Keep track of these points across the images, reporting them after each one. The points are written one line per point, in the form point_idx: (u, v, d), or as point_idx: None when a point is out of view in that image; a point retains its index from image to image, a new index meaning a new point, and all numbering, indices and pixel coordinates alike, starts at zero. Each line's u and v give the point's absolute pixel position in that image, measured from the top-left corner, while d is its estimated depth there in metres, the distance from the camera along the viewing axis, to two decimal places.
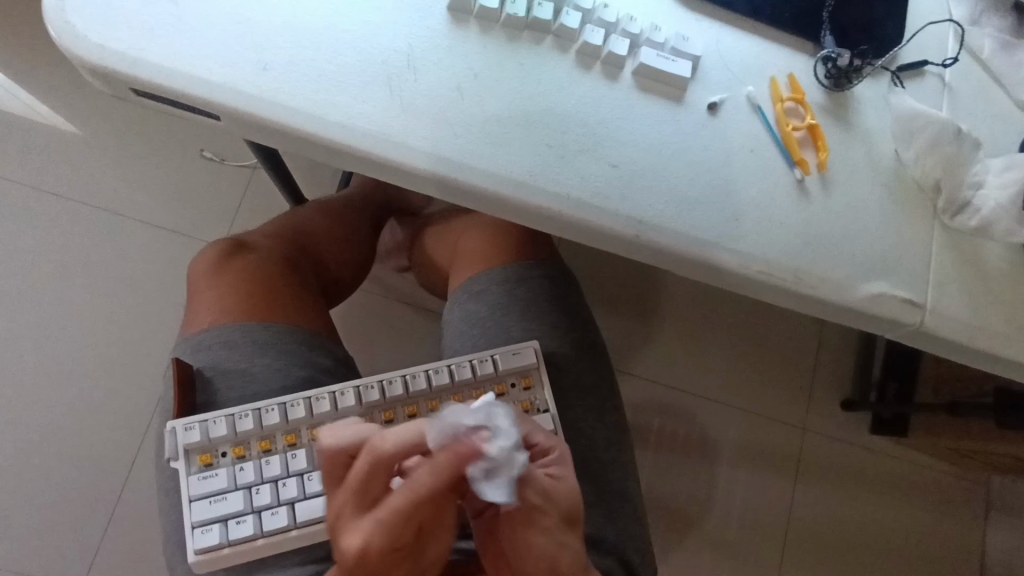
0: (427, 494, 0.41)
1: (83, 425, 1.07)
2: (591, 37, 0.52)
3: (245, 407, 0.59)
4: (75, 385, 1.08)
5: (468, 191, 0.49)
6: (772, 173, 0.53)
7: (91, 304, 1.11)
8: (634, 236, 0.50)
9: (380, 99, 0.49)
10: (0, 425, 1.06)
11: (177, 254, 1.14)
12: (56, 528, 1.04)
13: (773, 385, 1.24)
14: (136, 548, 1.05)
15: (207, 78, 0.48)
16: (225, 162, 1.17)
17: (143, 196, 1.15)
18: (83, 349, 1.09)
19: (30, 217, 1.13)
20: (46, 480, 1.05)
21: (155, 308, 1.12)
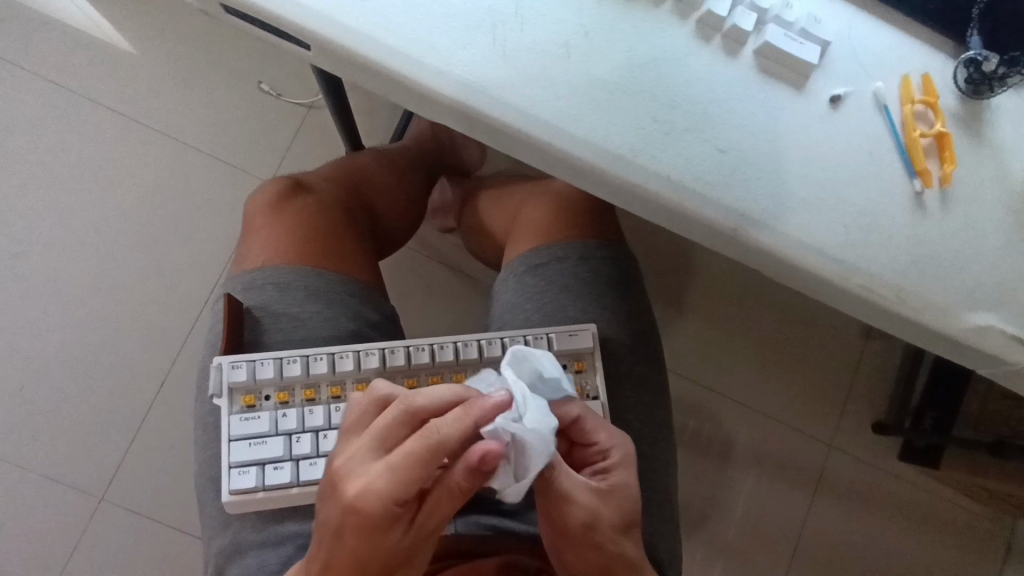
0: (440, 444, 0.40)
1: (118, 344, 1.08)
2: (716, 6, 0.47)
3: (293, 352, 0.58)
4: (111, 303, 1.08)
5: (562, 160, 0.46)
6: (889, 181, 0.49)
7: (138, 225, 1.10)
8: (732, 230, 0.47)
9: (481, 48, 0.46)
10: (39, 333, 1.07)
11: (224, 185, 1.12)
12: (84, 439, 1.06)
13: (811, 399, 1.20)
14: (158, 468, 1.06)
15: (303, 4, 0.45)
16: (281, 98, 1.15)
17: (196, 122, 1.13)
18: (126, 268, 1.09)
19: (87, 129, 1.12)
20: (76, 392, 1.06)
21: (199, 237, 1.11)
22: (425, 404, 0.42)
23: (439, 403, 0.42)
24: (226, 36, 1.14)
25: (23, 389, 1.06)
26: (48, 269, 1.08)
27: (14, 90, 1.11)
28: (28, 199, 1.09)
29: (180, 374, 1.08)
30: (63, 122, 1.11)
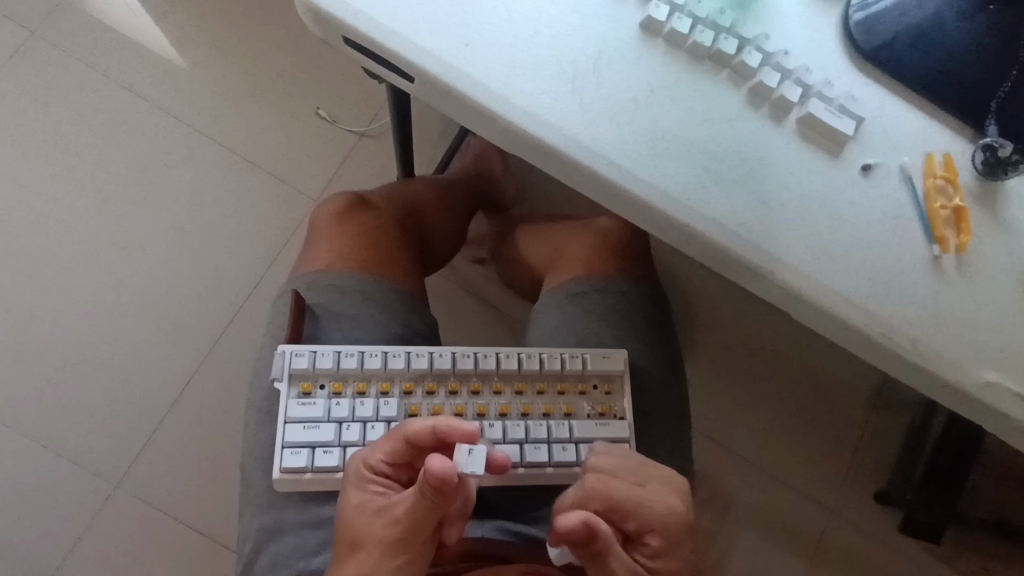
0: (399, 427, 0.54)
1: (160, 337, 1.13)
2: (767, 79, 0.54)
3: (351, 347, 0.63)
4: (154, 297, 1.15)
5: (622, 195, 0.52)
6: (910, 244, 0.54)
7: (194, 229, 1.18)
8: (768, 272, 0.52)
9: (562, 94, 0.52)
10: (83, 317, 1.13)
11: (274, 197, 1.20)
12: (116, 425, 1.10)
13: (816, 460, 1.23)
14: (181, 463, 1.09)
15: (414, 43, 0.52)
16: (336, 124, 1.24)
17: (255, 137, 1.22)
18: (177, 266, 1.16)
19: (159, 136, 1.20)
20: (109, 376, 1.11)
21: (250, 245, 1.18)
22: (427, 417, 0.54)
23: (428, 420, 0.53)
24: (296, 66, 1.25)
25: (62, 370, 1.11)
26: (99, 258, 1.15)
27: (89, 94, 1.20)
28: (96, 195, 1.17)
29: (209, 370, 1.13)
30: (139, 128, 1.20)
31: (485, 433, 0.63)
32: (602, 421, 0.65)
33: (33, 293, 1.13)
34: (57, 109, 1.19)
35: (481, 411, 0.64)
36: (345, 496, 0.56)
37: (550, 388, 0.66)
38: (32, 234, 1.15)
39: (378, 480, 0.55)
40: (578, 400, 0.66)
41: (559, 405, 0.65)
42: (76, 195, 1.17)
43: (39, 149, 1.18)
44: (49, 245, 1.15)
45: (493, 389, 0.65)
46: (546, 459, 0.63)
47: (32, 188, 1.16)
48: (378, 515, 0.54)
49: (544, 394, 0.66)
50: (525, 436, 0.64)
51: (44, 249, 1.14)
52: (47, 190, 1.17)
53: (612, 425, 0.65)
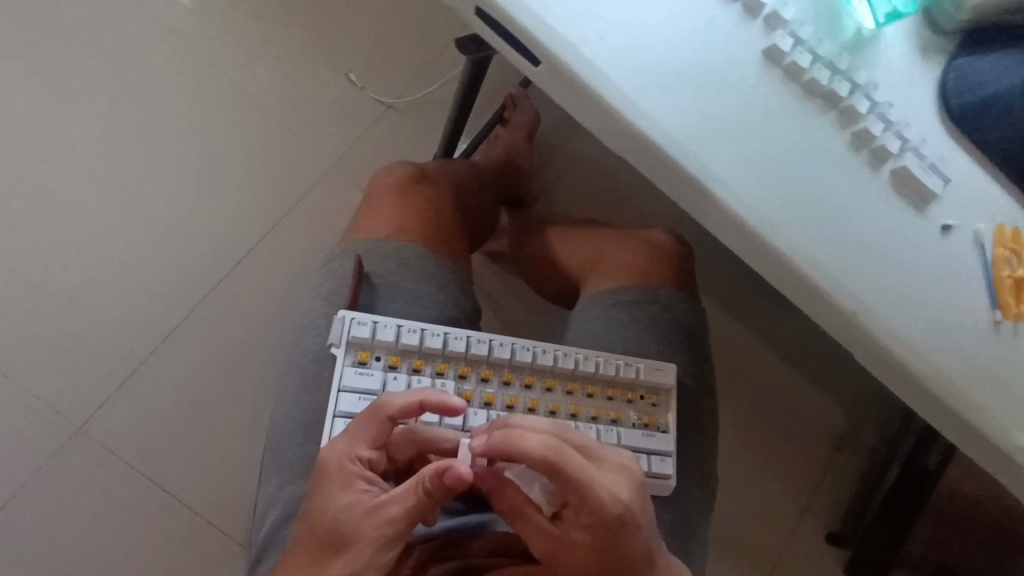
0: (385, 408, 0.53)
1: (175, 284, 1.13)
2: (871, 126, 0.56)
3: (414, 323, 0.62)
4: (169, 241, 1.14)
5: (725, 214, 0.54)
6: (973, 307, 0.57)
7: (224, 182, 1.18)
8: (845, 308, 0.55)
9: (683, 106, 0.53)
10: (93, 250, 1.11)
11: (301, 160, 1.20)
12: (116, 366, 1.08)
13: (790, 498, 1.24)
14: (179, 412, 1.08)
15: (552, 28, 0.51)
16: (363, 92, 1.25)
17: (292, 99, 1.23)
18: (203, 217, 1.16)
19: (203, 87, 1.21)
20: (110, 314, 1.10)
21: (277, 206, 1.18)
22: (405, 395, 0.54)
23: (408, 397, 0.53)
24: (343, 36, 1.26)
25: (62, 301, 1.09)
26: (117, 194, 1.14)
27: (131, 31, 1.20)
28: (131, 134, 1.17)
29: (213, 321, 1.12)
30: (184, 76, 1.20)
31: None
32: (647, 432, 0.65)
33: (52, 222, 1.11)
34: (105, 45, 1.19)
35: (533, 406, 0.63)
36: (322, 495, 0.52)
37: (600, 392, 0.66)
38: (61, 163, 1.13)
39: (360, 471, 0.53)
40: (625, 409, 0.66)
41: (606, 410, 0.65)
42: (111, 131, 1.16)
43: (73, 77, 1.17)
44: (73, 175, 1.13)
45: (545, 386, 0.64)
46: None
47: (67, 118, 1.15)
48: (369, 514, 0.51)
49: (593, 398, 0.66)
50: None
51: (70, 180, 1.13)
52: (82, 122, 1.16)
53: (657, 438, 0.66)
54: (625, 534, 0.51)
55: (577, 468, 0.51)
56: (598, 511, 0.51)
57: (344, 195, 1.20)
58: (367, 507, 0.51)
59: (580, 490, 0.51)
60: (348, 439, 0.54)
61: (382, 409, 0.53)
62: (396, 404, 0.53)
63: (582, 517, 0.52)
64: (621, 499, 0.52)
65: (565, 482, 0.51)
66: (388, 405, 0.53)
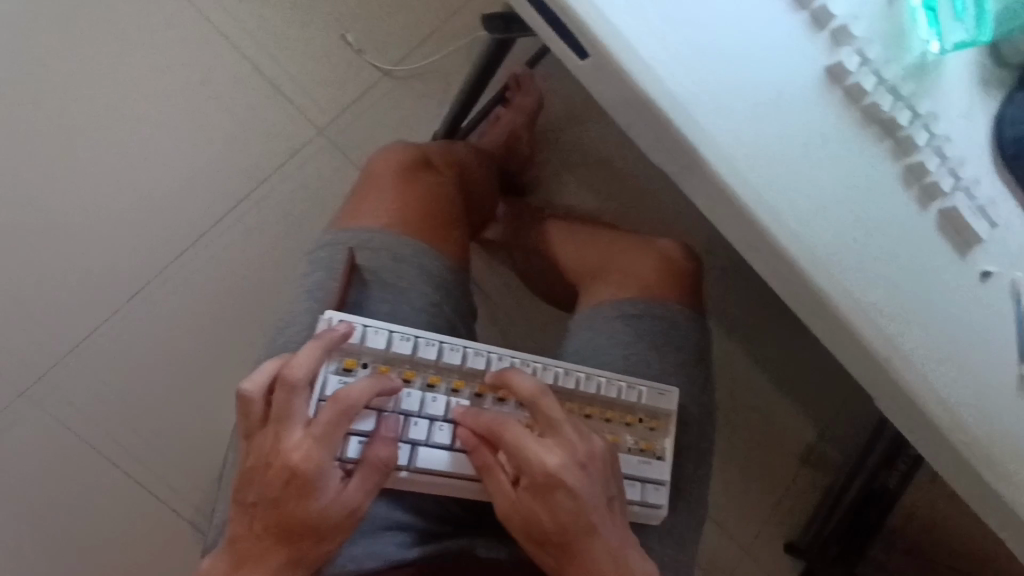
0: (346, 407, 0.51)
1: (143, 245, 1.05)
2: (926, 161, 0.52)
3: (407, 330, 0.56)
4: (138, 198, 1.06)
5: (770, 245, 0.50)
6: (1003, 361, 0.55)
7: (203, 139, 1.09)
8: (881, 354, 0.52)
9: (738, 121, 0.49)
10: (58, 201, 1.04)
11: (288, 123, 1.12)
12: (75, 328, 1.02)
13: (757, 514, 1.21)
14: (139, 383, 1.02)
15: (606, 18, 0.46)
16: (361, 56, 1.15)
17: (284, 55, 1.13)
18: (178, 175, 1.08)
19: (184, 30, 1.11)
20: (71, 271, 1.03)
21: (258, 169, 1.10)
22: (358, 390, 0.51)
23: (359, 389, 0.51)
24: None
25: (20, 253, 1.02)
26: (85, 144, 1.06)
27: None
28: (106, 80, 1.08)
29: (178, 288, 1.05)
30: (164, 18, 1.11)
31: None
32: (643, 459, 0.61)
33: (19, 169, 1.04)
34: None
35: None
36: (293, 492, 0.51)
37: (600, 415, 0.62)
38: (31, 103, 1.06)
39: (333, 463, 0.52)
40: (622, 433, 0.62)
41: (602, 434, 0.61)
42: (85, 74, 1.08)
43: (45, 10, 1.08)
44: (40, 119, 1.06)
45: None
46: None
47: (40, 56, 1.07)
48: (348, 511, 0.52)
49: (590, 420, 0.61)
50: None
51: (40, 125, 1.06)
52: (56, 62, 1.07)
53: (653, 465, 0.61)
54: (557, 497, 0.53)
55: (517, 435, 0.54)
56: (533, 472, 0.53)
57: (331, 163, 1.12)
58: (345, 505, 0.52)
59: (517, 453, 0.54)
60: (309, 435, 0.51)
61: (343, 409, 0.51)
62: (356, 402, 0.51)
63: (524, 478, 0.54)
64: (552, 466, 0.53)
65: (502, 445, 0.54)
66: (348, 404, 0.51)
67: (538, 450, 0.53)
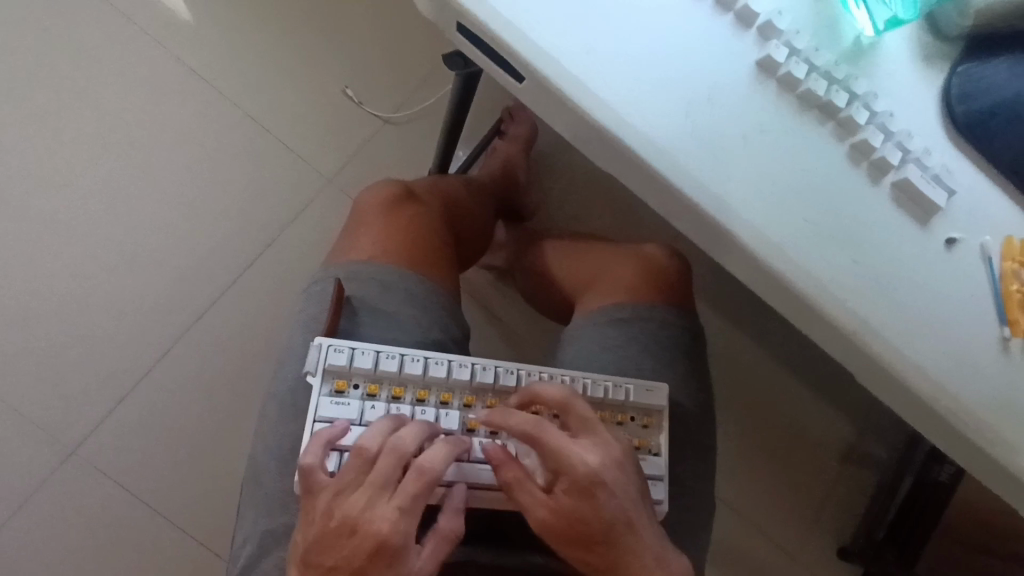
0: (404, 450, 0.54)
1: (171, 305, 1.12)
2: (871, 138, 0.54)
3: (392, 349, 0.60)
4: (159, 260, 1.13)
5: (723, 235, 0.51)
6: (981, 324, 0.55)
7: (217, 199, 1.17)
8: (853, 331, 0.52)
9: (675, 120, 0.51)
10: (85, 271, 1.12)
11: (294, 175, 1.19)
12: (113, 387, 1.09)
13: (808, 516, 1.18)
14: (178, 432, 1.08)
15: (534, 44, 0.49)
16: (361, 106, 1.23)
17: (284, 112, 1.21)
18: (196, 236, 1.15)
19: (189, 101, 1.19)
20: (103, 334, 1.10)
21: (271, 222, 1.17)
22: (412, 435, 0.54)
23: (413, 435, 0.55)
24: (340, 47, 1.24)
25: (54, 322, 1.09)
26: (106, 214, 1.14)
27: (115, 46, 1.18)
28: (121, 155, 1.16)
29: (204, 340, 1.12)
30: (169, 92, 1.19)
31: (525, 457, 0.60)
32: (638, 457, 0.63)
33: (47, 244, 1.11)
34: (87, 61, 1.17)
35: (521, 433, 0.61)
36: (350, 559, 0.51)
37: None
38: (53, 182, 1.13)
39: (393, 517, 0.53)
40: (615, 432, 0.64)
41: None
42: (101, 149, 1.15)
43: (59, 95, 1.16)
44: (63, 196, 1.13)
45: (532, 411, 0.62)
46: None
47: (57, 136, 1.15)
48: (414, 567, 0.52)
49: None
50: None
51: (63, 201, 1.13)
52: (73, 140, 1.15)
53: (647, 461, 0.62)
54: (600, 496, 0.54)
55: (554, 435, 0.55)
56: (575, 472, 0.54)
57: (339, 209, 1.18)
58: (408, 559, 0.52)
59: (556, 453, 0.55)
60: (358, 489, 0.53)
61: (401, 453, 0.54)
62: (412, 445, 0.54)
63: (560, 483, 0.55)
64: (595, 465, 0.55)
65: (542, 446, 0.55)
66: (405, 447, 0.54)
67: (578, 450, 0.55)
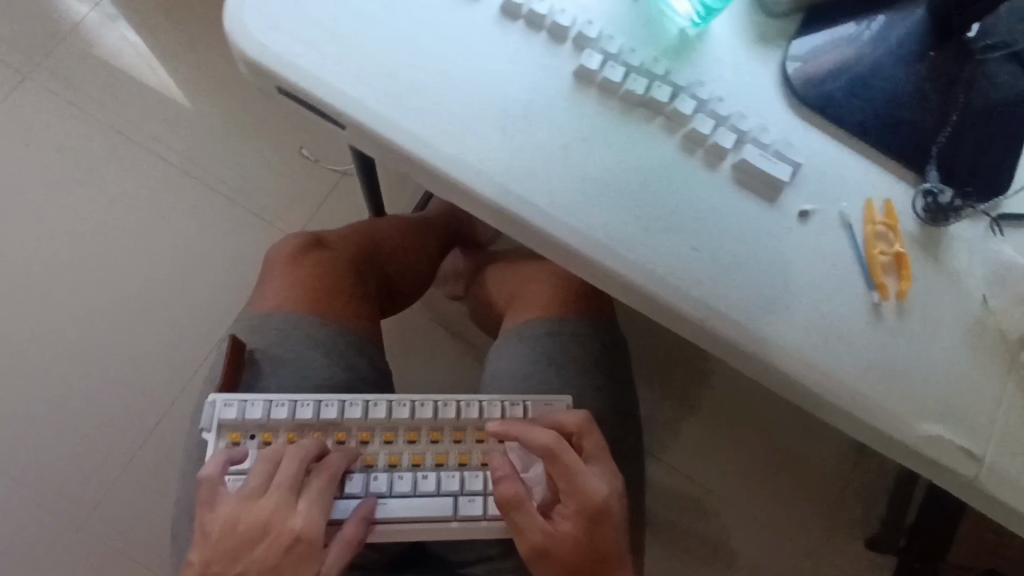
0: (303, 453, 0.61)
1: (116, 377, 1.10)
2: (700, 126, 0.54)
3: (281, 397, 0.65)
4: (103, 328, 1.12)
5: (556, 245, 0.53)
6: (848, 292, 0.54)
7: (151, 265, 1.14)
8: (700, 321, 0.52)
9: (494, 142, 0.53)
10: (30, 347, 1.10)
11: (234, 223, 1.17)
12: (73, 468, 1.07)
13: (828, 508, 1.15)
14: (143, 505, 1.06)
15: (344, 92, 0.51)
16: (318, 163, 1.20)
17: (219, 161, 1.19)
18: (134, 304, 1.13)
19: (111, 169, 1.17)
20: (54, 409, 1.08)
21: (209, 280, 1.14)
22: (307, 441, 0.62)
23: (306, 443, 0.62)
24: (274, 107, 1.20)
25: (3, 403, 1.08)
26: (46, 288, 1.12)
27: (46, 118, 1.18)
28: (48, 233, 1.14)
29: (156, 402, 1.10)
30: (101, 155, 1.18)
31: (419, 485, 0.64)
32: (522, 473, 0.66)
33: None
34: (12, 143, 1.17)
35: (416, 461, 0.66)
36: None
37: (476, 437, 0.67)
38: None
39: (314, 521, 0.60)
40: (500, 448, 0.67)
41: (475, 454, 0.67)
42: (37, 224, 1.15)
43: None
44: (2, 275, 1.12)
45: (428, 438, 0.67)
46: (482, 513, 0.64)
47: None
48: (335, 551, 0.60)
49: (461, 444, 0.67)
50: (460, 487, 0.65)
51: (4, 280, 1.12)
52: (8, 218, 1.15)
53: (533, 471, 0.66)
54: (605, 522, 0.63)
55: (572, 458, 0.62)
56: (589, 500, 0.62)
57: None
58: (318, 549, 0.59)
59: (573, 478, 0.62)
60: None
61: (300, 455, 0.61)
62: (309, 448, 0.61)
63: (570, 506, 0.62)
64: (603, 495, 0.62)
65: (562, 468, 0.62)
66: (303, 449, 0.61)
67: (594, 480, 0.63)
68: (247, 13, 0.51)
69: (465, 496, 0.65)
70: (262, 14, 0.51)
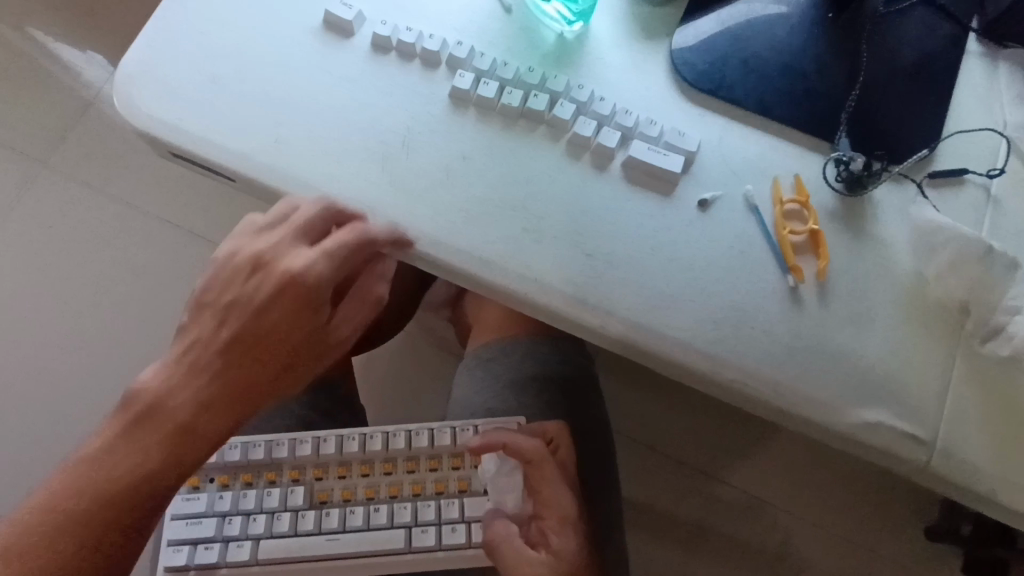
0: None
1: (23, 445, 0.95)
2: (582, 129, 0.53)
3: (235, 440, 0.68)
4: (24, 385, 0.97)
5: (443, 267, 0.51)
6: (760, 278, 0.50)
7: (59, 309, 1.00)
8: (598, 327, 0.49)
9: (373, 174, 0.53)
10: None
11: (174, 253, 1.03)
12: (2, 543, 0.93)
13: (879, 499, 1.00)
14: None
15: (227, 147, 0.53)
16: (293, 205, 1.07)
17: (155, 188, 1.05)
18: (41, 359, 0.98)
19: (22, 197, 1.04)
20: None
21: (128, 320, 1.00)
22: None
23: None
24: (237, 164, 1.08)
25: None
26: None
27: None
28: None
29: None
30: (15, 187, 1.04)
31: (370, 518, 0.65)
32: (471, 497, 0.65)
33: None
34: None
35: (369, 494, 0.66)
36: (265, 295, 0.47)
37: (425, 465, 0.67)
38: None
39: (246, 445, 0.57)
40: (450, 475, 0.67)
41: (428, 483, 0.66)
42: None
43: None
44: None
45: (379, 470, 0.67)
46: (432, 542, 0.64)
47: None
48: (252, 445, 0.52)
49: (414, 473, 0.67)
50: (411, 518, 0.65)
51: None
52: None
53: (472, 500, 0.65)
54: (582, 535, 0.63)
55: (551, 470, 0.63)
56: (568, 512, 0.62)
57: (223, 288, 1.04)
58: None
59: (552, 489, 0.63)
60: (272, 375, 0.47)
61: None
62: None
63: (551, 518, 0.63)
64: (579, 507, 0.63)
65: (542, 478, 0.63)
66: None
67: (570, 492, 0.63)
68: (135, 87, 0.54)
69: (415, 525, 0.65)
70: (149, 86, 0.54)
